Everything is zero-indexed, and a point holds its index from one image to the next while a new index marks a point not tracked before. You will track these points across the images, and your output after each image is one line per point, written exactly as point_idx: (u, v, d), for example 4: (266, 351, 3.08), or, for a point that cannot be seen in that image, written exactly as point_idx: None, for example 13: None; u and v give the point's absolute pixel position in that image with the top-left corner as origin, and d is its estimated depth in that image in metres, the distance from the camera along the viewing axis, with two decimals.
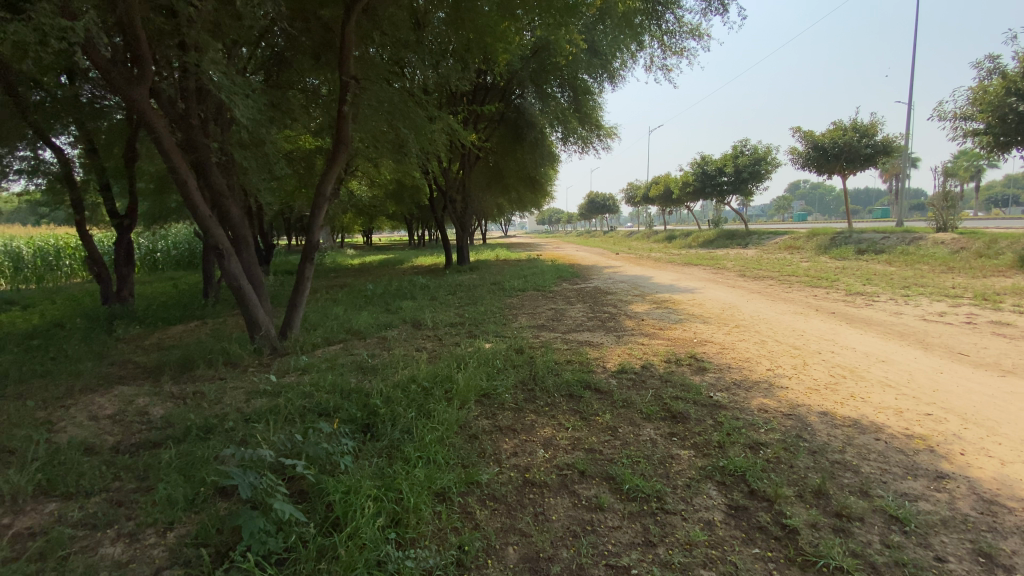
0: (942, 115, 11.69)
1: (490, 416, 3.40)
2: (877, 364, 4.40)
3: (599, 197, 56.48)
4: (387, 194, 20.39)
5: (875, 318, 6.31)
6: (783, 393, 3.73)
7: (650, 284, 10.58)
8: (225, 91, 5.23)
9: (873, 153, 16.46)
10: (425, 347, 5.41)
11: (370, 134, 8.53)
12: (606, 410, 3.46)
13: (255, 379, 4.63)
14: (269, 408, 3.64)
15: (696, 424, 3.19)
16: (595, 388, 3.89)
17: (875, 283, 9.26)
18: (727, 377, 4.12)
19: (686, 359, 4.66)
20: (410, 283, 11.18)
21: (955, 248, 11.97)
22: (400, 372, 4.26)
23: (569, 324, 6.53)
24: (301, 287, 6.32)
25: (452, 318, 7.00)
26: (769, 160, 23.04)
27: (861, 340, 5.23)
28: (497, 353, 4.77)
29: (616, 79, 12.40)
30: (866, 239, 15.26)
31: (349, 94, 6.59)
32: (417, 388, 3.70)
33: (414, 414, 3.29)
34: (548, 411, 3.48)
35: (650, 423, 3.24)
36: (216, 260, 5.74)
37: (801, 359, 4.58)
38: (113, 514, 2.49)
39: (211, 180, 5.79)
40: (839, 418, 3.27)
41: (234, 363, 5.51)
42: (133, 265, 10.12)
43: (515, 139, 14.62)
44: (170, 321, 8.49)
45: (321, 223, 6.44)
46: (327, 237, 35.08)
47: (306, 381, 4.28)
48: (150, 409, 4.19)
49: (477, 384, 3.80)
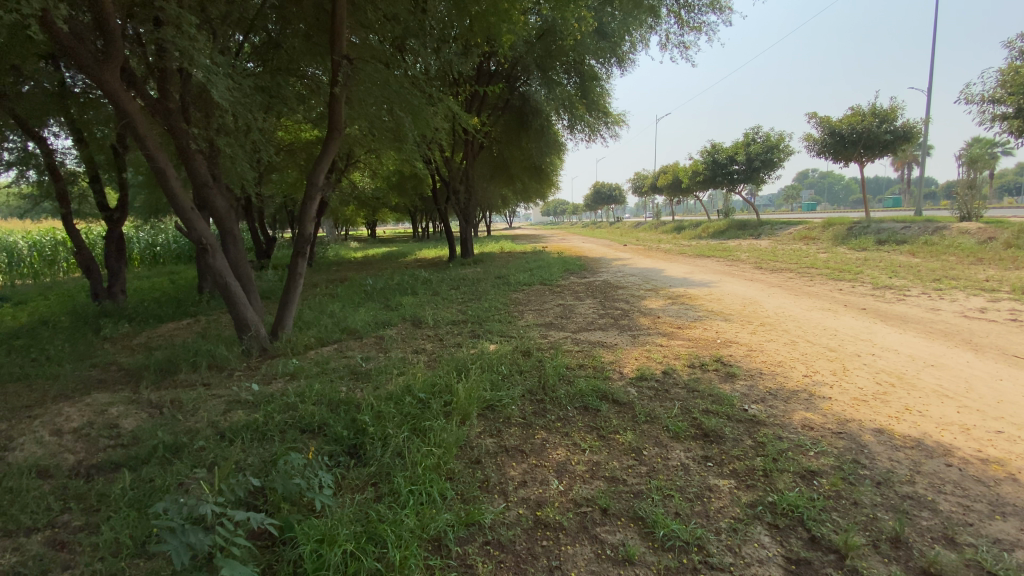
0: (969, 99, 11.09)
1: (495, 434, 2.98)
2: (928, 369, 3.94)
3: (605, 187, 55.70)
4: (389, 184, 19.91)
5: (912, 316, 5.81)
6: (827, 405, 3.30)
7: (662, 277, 10.11)
8: (203, 70, 4.80)
9: (892, 139, 15.84)
10: (424, 349, 4.99)
11: (367, 119, 8.04)
12: (628, 427, 3.02)
13: (238, 387, 4.23)
14: (246, 422, 3.23)
15: (735, 444, 2.77)
16: (612, 399, 3.46)
17: (902, 276, 8.72)
18: (760, 386, 3.66)
19: (712, 363, 4.21)
20: (413, 277, 10.74)
21: (982, 238, 11.41)
22: (395, 380, 3.83)
23: (579, 322, 6.09)
24: (293, 284, 5.89)
25: (454, 316, 6.57)
26: (782, 147, 22.33)
27: (903, 340, 4.75)
28: (503, 356, 4.35)
29: (624, 63, 11.86)
30: (885, 229, 14.67)
31: (341, 75, 6.10)
32: (412, 400, 3.27)
33: (408, 433, 2.86)
34: (560, 428, 3.05)
35: (679, 444, 2.81)
36: (200, 256, 5.30)
37: (841, 364, 4.13)
38: (49, 564, 2.11)
39: (192, 169, 5.37)
40: (899, 438, 2.83)
41: (219, 366, 5.11)
42: (126, 260, 9.75)
43: (520, 126, 14.11)
44: (161, 319, 8.14)
45: (314, 214, 5.98)
46: (331, 229, 34.71)
47: (293, 389, 3.88)
48: (122, 421, 3.81)
49: (480, 395, 3.36)
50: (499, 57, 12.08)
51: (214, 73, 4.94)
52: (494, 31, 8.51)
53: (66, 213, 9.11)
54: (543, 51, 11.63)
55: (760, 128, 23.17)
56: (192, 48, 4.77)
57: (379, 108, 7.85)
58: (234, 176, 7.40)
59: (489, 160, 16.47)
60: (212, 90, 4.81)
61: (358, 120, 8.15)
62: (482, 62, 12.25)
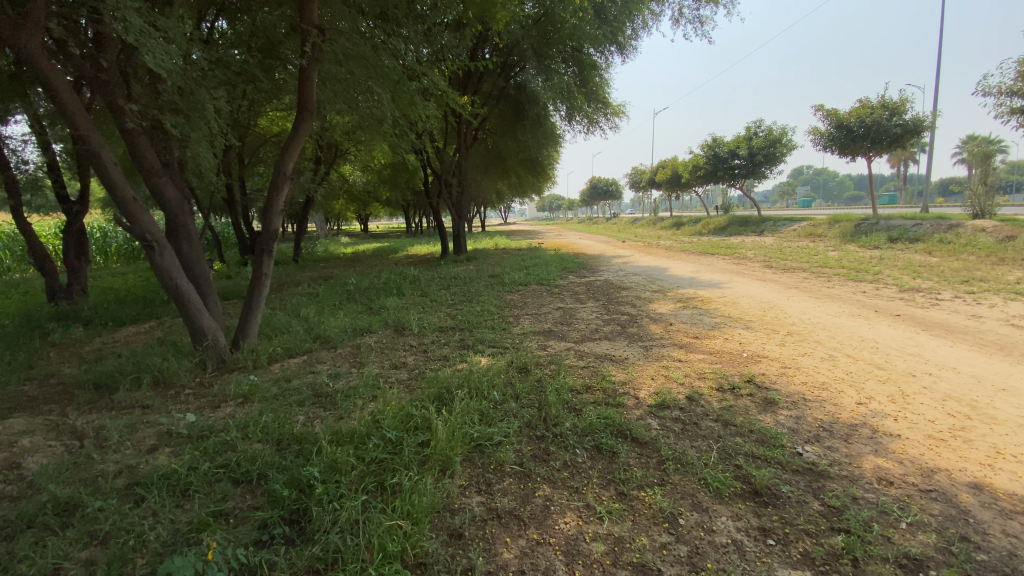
0: (989, 90, 10.47)
1: (483, 491, 2.29)
2: (1001, 395, 3.28)
3: (602, 181, 54.87)
4: (380, 177, 19.14)
5: (954, 323, 5.20)
6: (899, 447, 2.64)
7: (668, 277, 9.45)
8: (135, 33, 4.08)
9: (902, 133, 15.20)
10: (404, 363, 4.29)
11: (347, 101, 7.29)
12: (654, 482, 2.36)
13: (179, 413, 3.53)
14: (166, 470, 2.54)
15: (800, 510, 2.12)
16: (631, 437, 2.78)
17: (926, 277, 8.12)
18: (810, 419, 2.99)
19: (744, 387, 3.53)
20: (400, 276, 10.00)
21: (1002, 236, 10.82)
22: (365, 408, 3.15)
23: (582, 330, 5.39)
24: (257, 287, 5.16)
25: (442, 322, 5.86)
26: (785, 142, 21.74)
27: (957, 356, 4.10)
28: (494, 375, 3.66)
29: (625, 50, 11.18)
30: (895, 226, 14.11)
31: (310, 45, 5.35)
32: (378, 440, 2.57)
33: (371, 493, 2.20)
34: (568, 481, 2.37)
35: (725, 508, 2.16)
36: (146, 254, 4.56)
37: (897, 387, 3.46)
38: None
39: (136, 154, 4.64)
40: (1008, 500, 2.20)
41: (166, 383, 4.37)
42: (86, 257, 9.01)
43: (515, 116, 13.43)
44: (122, 322, 7.40)
45: (281, 206, 5.25)
46: (322, 224, 33.77)
47: (240, 419, 3.18)
48: (28, 456, 3.09)
49: (467, 431, 2.69)
50: (494, 40, 11.30)
51: (150, 38, 4.21)
52: (488, 12, 7.80)
53: (17, 205, 8.31)
54: (540, 35, 10.82)
55: (762, 122, 22.54)
56: (127, 10, 4.04)
57: (362, 93, 7.10)
58: (193, 164, 6.61)
59: (483, 152, 15.74)
60: (145, 56, 4.08)
61: (338, 105, 7.39)
62: (477, 46, 11.54)
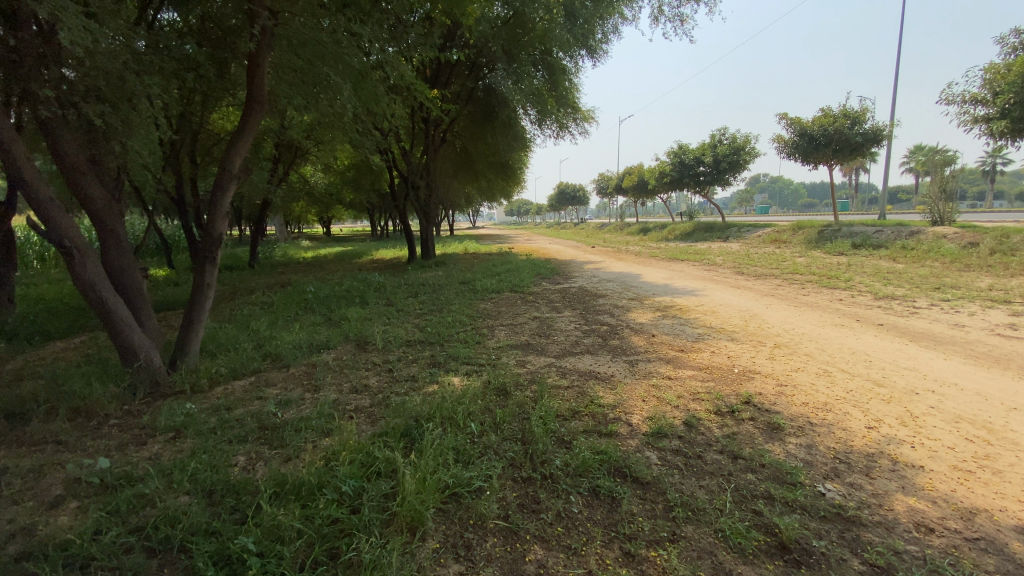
0: (949, 101, 10.71)
1: (462, 557, 1.88)
2: (1014, 416, 3.07)
3: (569, 186, 55.07)
4: (343, 179, 18.39)
5: (939, 334, 5.07)
6: (927, 482, 2.37)
7: (643, 284, 9.23)
8: (48, 5, 3.49)
9: (863, 141, 15.59)
10: (366, 386, 3.81)
11: (304, 95, 6.71)
12: (666, 536, 1.99)
13: (96, 453, 2.97)
14: (62, 537, 2.00)
15: (840, 572, 1.79)
16: (630, 476, 2.42)
17: (897, 284, 8.12)
18: (822, 449, 2.70)
19: (744, 409, 3.22)
20: (364, 282, 9.45)
21: (963, 243, 11.06)
22: (318, 447, 2.67)
23: (562, 343, 5.02)
24: (198, 299, 4.58)
25: (409, 335, 5.39)
26: (748, 150, 22.12)
27: (954, 370, 3.92)
28: (470, 401, 3.22)
29: (595, 54, 10.99)
30: (858, 232, 14.40)
31: (260, 29, 4.82)
32: (331, 495, 2.12)
33: (320, 570, 1.76)
34: (564, 540, 1.99)
35: (753, 571, 1.82)
36: (64, 262, 3.92)
37: (903, 408, 3.22)
38: None
39: (52, 148, 4.01)
40: None
41: (86, 412, 3.76)
42: (14, 263, 8.11)
43: (485, 118, 13.02)
44: (49, 336, 6.62)
45: (227, 208, 4.68)
46: (281, 228, 32.45)
47: (166, 462, 2.65)
48: None
49: (440, 478, 2.27)
50: (463, 38, 10.85)
51: (70, 14, 3.64)
52: (458, 7, 7.42)
53: None
54: (509, 37, 10.59)
55: (726, 130, 22.90)
56: None
57: (321, 87, 6.55)
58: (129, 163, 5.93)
59: (451, 155, 15.28)
60: (61, 32, 3.50)
61: (295, 100, 6.83)
62: (445, 44, 11.04)
